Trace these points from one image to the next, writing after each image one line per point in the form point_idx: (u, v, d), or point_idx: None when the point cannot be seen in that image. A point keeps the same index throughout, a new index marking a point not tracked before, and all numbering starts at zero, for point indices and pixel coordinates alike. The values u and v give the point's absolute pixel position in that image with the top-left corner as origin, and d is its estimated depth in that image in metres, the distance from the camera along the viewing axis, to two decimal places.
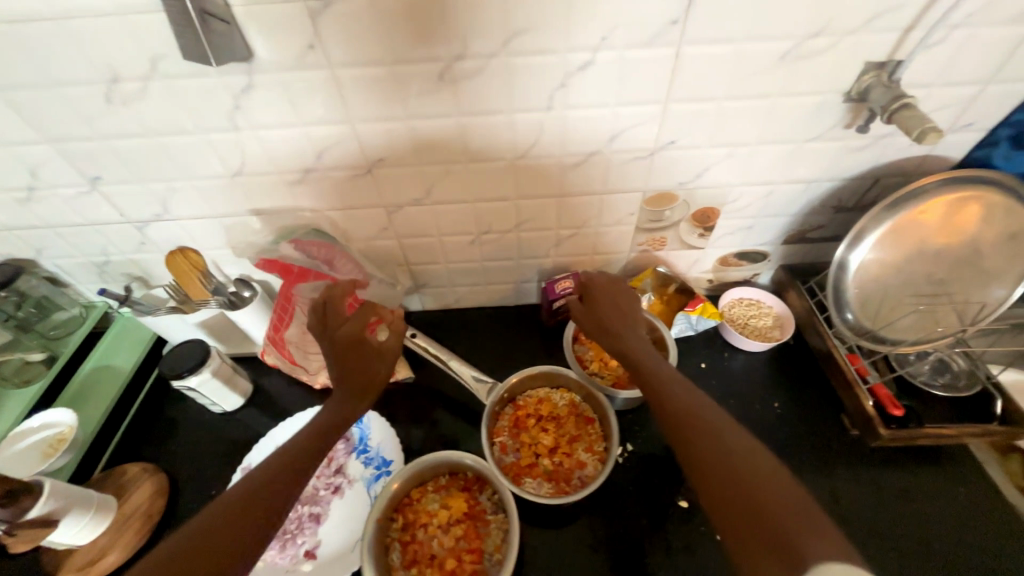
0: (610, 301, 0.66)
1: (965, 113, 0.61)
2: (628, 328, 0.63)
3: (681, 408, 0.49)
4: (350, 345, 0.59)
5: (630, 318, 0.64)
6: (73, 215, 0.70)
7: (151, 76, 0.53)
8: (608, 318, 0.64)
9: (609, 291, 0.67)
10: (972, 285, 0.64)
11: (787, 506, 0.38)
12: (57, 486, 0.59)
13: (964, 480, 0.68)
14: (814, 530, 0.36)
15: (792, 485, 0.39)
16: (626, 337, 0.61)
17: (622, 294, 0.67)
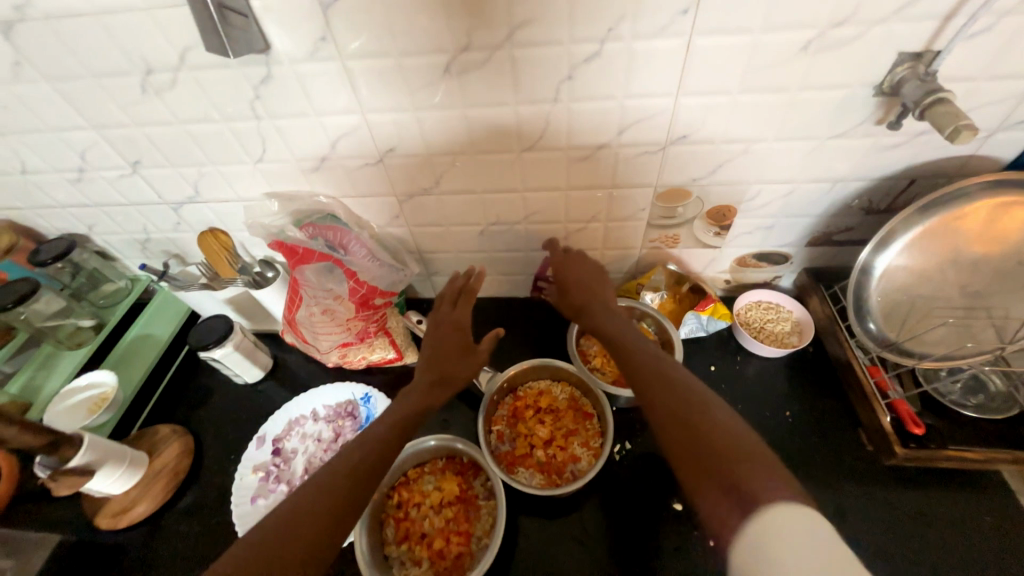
0: (582, 275, 0.71)
1: (1019, 109, 0.55)
2: (603, 307, 0.66)
3: (644, 366, 0.53)
4: (452, 339, 0.66)
5: (604, 296, 0.68)
6: (118, 196, 0.76)
7: (179, 68, 0.57)
8: (591, 303, 0.67)
9: (581, 264, 0.73)
10: (1016, 298, 0.59)
11: (729, 440, 0.42)
12: (95, 441, 0.66)
13: (992, 508, 0.63)
14: (754, 461, 0.40)
15: (737, 427, 0.43)
16: (601, 315, 0.65)
17: (598, 274, 0.72)
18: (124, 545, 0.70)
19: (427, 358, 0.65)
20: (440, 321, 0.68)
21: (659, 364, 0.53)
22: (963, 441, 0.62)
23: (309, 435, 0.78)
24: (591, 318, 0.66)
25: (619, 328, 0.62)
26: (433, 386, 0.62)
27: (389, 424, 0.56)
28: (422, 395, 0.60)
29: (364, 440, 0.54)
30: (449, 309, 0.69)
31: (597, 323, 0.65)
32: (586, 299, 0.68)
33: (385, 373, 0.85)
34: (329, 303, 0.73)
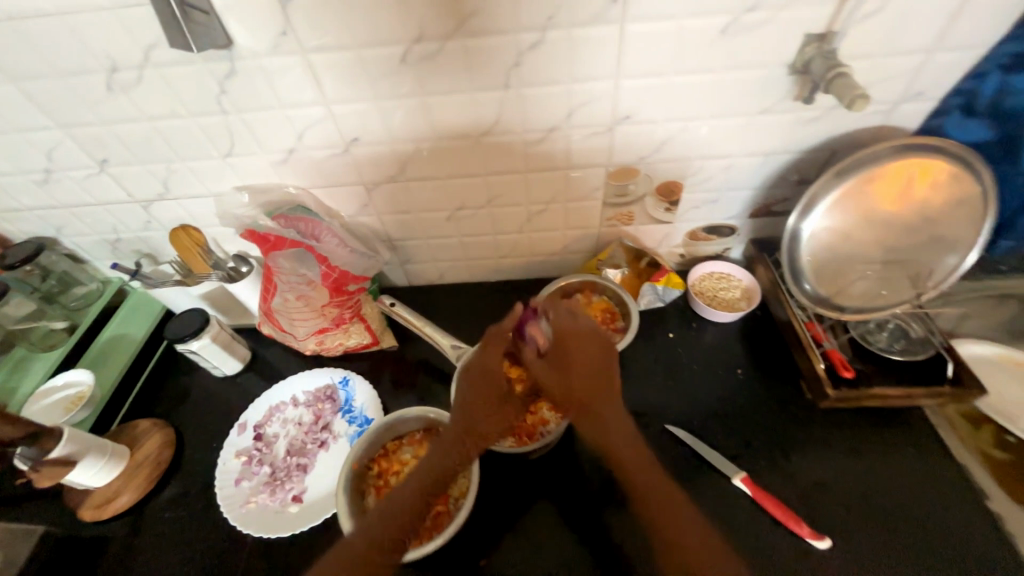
0: (589, 355, 0.65)
1: (915, 82, 0.63)
2: (608, 408, 0.63)
3: (637, 452, 0.61)
4: (480, 399, 0.65)
5: (610, 391, 0.64)
6: (86, 196, 0.77)
7: (144, 65, 0.59)
8: (600, 410, 0.63)
9: (590, 343, 0.65)
10: (930, 253, 0.68)
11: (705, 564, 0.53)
12: (75, 432, 0.68)
13: (917, 442, 0.71)
14: None
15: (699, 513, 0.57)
16: (607, 420, 0.62)
17: (604, 363, 0.65)
18: (109, 534, 0.72)
19: (461, 408, 0.65)
20: (474, 376, 0.66)
21: (662, 485, 0.59)
22: (886, 381, 0.69)
23: (290, 420, 0.80)
24: (598, 416, 0.63)
25: (625, 433, 0.62)
26: (458, 441, 0.63)
27: (416, 486, 0.61)
28: (448, 449, 0.63)
29: (397, 499, 0.60)
30: (484, 360, 0.66)
31: (604, 429, 0.62)
32: (594, 402, 0.63)
33: (363, 358, 0.88)
34: (303, 289, 0.77)
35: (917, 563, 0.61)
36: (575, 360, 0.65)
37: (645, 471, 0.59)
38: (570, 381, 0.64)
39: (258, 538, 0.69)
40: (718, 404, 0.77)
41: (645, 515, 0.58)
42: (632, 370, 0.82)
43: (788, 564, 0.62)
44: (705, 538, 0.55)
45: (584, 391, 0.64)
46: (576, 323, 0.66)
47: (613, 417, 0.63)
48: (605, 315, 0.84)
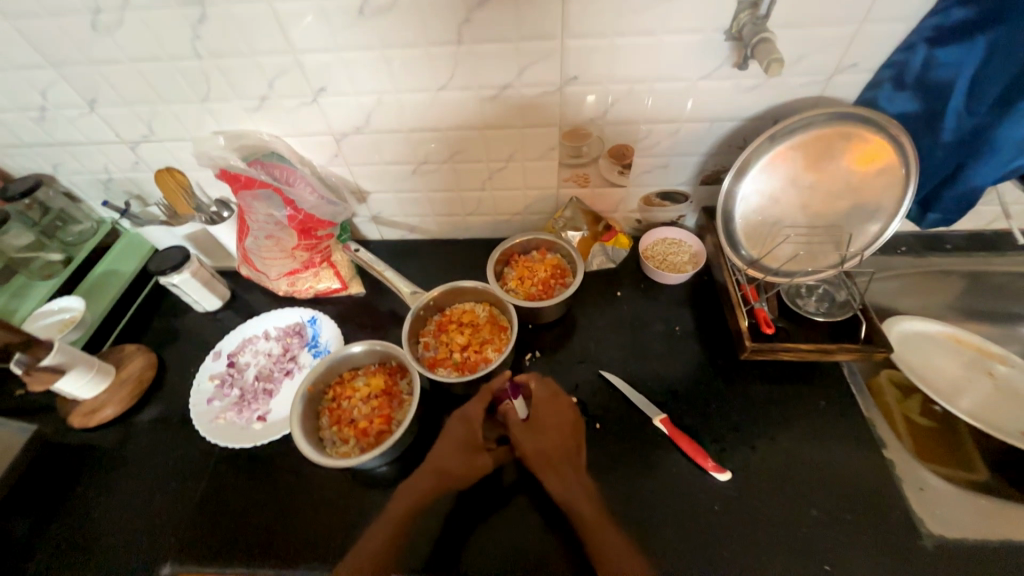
0: (558, 423, 0.71)
1: (848, 53, 0.66)
2: (572, 475, 0.66)
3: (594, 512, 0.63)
4: (453, 450, 0.70)
5: (576, 460, 0.68)
6: (79, 135, 0.83)
7: (124, 7, 0.65)
8: (563, 474, 0.66)
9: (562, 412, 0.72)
10: (857, 221, 0.74)
11: None
12: (65, 346, 0.76)
13: (829, 397, 0.76)
14: None
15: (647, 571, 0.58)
16: (570, 483, 0.65)
17: (571, 435, 0.70)
18: (96, 438, 0.81)
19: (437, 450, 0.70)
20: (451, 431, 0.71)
21: (618, 549, 0.59)
22: (803, 339, 0.75)
23: (261, 351, 0.88)
24: (564, 481, 0.65)
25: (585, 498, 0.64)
26: (424, 479, 0.68)
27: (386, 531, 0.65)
28: (416, 495, 0.67)
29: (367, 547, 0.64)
30: (460, 416, 0.72)
31: (567, 488, 0.64)
32: (559, 464, 0.67)
33: (332, 302, 0.95)
34: (273, 230, 0.84)
35: (806, 496, 0.67)
36: (546, 425, 0.70)
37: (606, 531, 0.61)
38: (539, 448, 0.68)
39: (225, 448, 0.78)
40: (654, 356, 0.83)
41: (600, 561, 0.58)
42: (578, 323, 0.88)
43: (691, 490, 0.68)
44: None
45: (550, 455, 0.67)
46: (543, 394, 0.73)
47: (577, 481, 0.66)
48: (556, 271, 0.89)
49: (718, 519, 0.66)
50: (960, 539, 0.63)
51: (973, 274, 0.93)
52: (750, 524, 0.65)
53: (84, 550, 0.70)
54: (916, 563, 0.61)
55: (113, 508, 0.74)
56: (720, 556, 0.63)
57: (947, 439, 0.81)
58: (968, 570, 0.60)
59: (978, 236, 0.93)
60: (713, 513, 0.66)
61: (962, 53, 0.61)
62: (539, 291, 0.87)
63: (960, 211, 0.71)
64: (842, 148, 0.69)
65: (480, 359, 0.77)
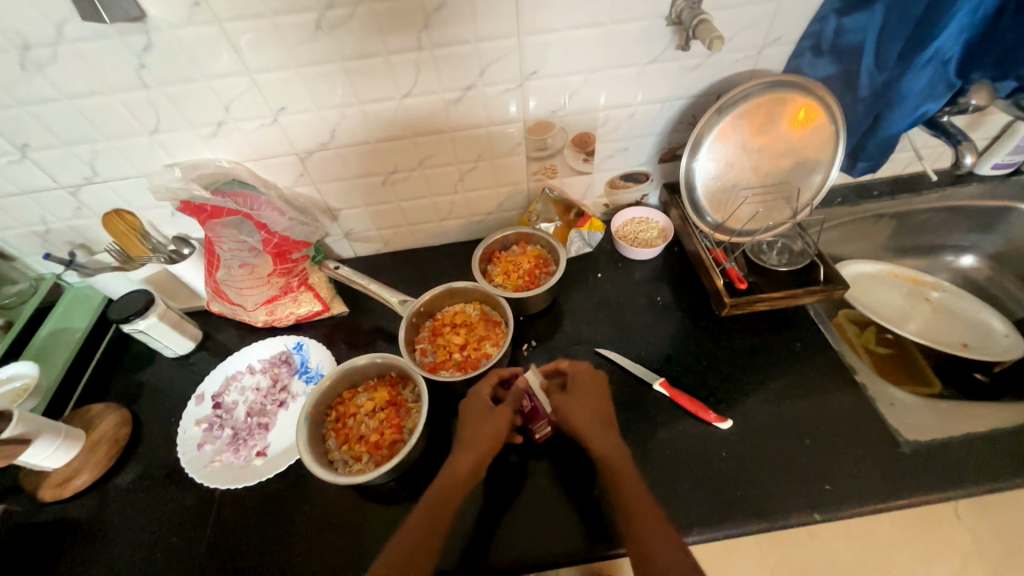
0: (585, 392, 0.70)
1: (772, 29, 0.73)
2: (602, 429, 0.66)
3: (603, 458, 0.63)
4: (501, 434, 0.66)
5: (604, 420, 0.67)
6: (10, 185, 0.76)
7: (57, 41, 0.61)
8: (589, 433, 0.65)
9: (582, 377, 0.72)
10: (802, 174, 0.82)
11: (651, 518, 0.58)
12: (25, 414, 0.69)
13: (802, 337, 0.84)
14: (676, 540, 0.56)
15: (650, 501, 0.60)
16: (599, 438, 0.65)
17: (600, 397, 0.70)
18: (72, 511, 0.73)
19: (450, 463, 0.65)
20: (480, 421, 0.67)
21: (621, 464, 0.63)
22: (772, 288, 0.82)
23: (248, 386, 0.84)
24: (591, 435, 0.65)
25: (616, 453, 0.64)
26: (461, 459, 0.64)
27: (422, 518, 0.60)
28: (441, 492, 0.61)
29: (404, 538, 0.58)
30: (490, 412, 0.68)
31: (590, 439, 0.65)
32: (588, 421, 0.66)
33: (315, 326, 0.92)
34: (246, 257, 0.81)
35: (797, 429, 0.73)
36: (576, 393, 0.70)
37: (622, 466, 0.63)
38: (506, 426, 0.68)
39: (226, 493, 0.73)
40: (642, 328, 0.87)
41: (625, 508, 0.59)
42: (567, 308, 0.91)
43: (699, 443, 0.72)
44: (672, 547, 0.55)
45: (585, 419, 0.66)
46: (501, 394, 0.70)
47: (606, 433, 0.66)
48: (539, 261, 0.91)
49: (727, 464, 0.70)
50: (934, 440, 0.71)
51: (901, 214, 1.04)
52: (757, 463, 0.70)
53: None
54: (901, 468, 0.69)
55: None
56: (736, 497, 0.67)
57: (905, 362, 0.92)
58: (944, 465, 0.68)
59: (899, 180, 1.05)
60: (722, 460, 0.71)
61: (866, 19, 0.70)
62: (526, 281, 0.89)
63: (882, 157, 0.80)
64: (781, 111, 0.76)
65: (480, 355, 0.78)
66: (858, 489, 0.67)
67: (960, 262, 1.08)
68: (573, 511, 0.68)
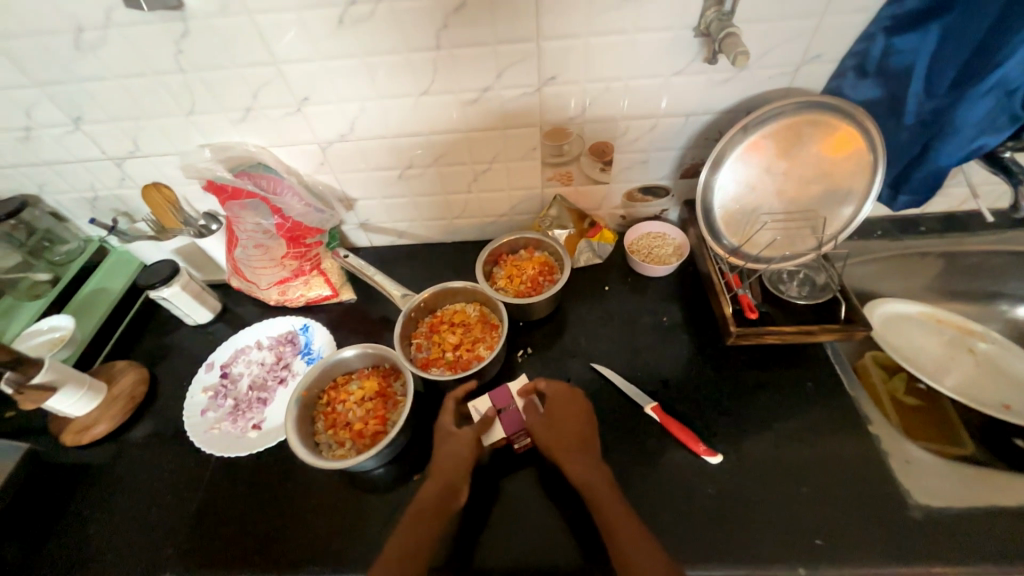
0: (565, 411, 0.70)
1: (812, 45, 0.69)
2: (580, 452, 0.66)
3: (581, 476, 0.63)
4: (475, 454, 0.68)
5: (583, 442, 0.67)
6: (64, 153, 0.83)
7: (107, 25, 0.66)
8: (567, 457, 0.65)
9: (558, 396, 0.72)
10: (832, 204, 0.77)
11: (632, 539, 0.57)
12: (55, 363, 0.76)
13: (814, 376, 0.78)
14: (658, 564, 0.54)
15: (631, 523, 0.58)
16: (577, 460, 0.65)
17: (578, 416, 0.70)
18: (88, 457, 0.80)
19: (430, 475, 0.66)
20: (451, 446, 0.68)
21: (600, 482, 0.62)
22: (786, 321, 0.78)
23: (254, 361, 0.89)
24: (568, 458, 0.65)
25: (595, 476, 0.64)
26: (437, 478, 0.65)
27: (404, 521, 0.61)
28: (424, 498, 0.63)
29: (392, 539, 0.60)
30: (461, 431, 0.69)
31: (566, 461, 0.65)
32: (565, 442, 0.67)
33: (323, 309, 0.95)
34: (261, 239, 0.85)
35: (794, 474, 0.69)
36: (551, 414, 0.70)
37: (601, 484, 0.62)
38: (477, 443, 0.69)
39: (221, 459, 0.78)
40: (643, 348, 0.84)
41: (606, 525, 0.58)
42: (568, 319, 0.90)
43: (685, 475, 0.69)
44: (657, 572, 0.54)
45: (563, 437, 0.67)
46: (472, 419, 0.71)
47: (584, 454, 0.66)
48: (544, 268, 0.90)
49: (712, 501, 0.67)
50: (947, 508, 0.64)
51: (948, 254, 0.95)
52: (744, 504, 0.67)
53: (79, 568, 0.69)
54: (906, 532, 0.63)
55: (108, 524, 0.73)
56: (715, 536, 0.64)
57: (935, 416, 0.84)
58: (956, 537, 0.62)
59: (951, 217, 0.96)
60: (708, 495, 0.68)
61: (917, 41, 0.64)
62: (529, 288, 0.88)
63: (928, 191, 0.73)
64: (813, 134, 0.72)
65: (472, 356, 0.78)
66: (853, 549, 0.62)
67: (1014, 311, 0.97)
68: (545, 524, 0.67)
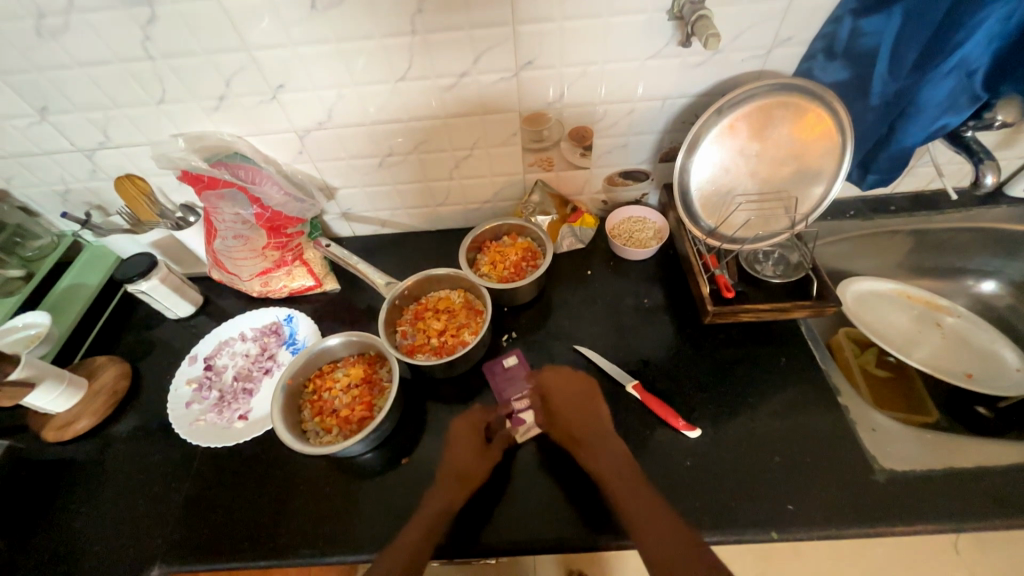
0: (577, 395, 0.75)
1: (782, 28, 0.70)
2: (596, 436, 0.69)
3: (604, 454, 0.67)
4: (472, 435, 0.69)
5: (599, 427, 0.70)
6: (31, 145, 0.81)
7: (68, 11, 0.64)
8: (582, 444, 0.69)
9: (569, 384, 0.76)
10: (804, 185, 0.80)
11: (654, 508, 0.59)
12: (32, 359, 0.75)
13: (787, 352, 0.81)
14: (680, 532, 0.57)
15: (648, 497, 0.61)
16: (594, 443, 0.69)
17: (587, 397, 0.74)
18: (72, 452, 0.80)
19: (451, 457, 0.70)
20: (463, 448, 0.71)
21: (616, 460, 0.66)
22: (761, 299, 0.80)
23: (238, 353, 0.89)
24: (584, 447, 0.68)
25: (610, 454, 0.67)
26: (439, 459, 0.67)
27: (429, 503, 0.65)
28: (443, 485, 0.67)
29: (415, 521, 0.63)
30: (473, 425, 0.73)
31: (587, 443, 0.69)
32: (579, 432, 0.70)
33: (307, 300, 0.95)
34: (241, 230, 0.85)
35: (768, 445, 0.72)
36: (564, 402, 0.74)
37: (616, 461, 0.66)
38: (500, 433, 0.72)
39: (208, 450, 0.78)
40: (625, 329, 0.86)
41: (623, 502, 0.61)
42: (552, 303, 0.91)
43: (665, 450, 0.72)
44: (677, 544, 0.56)
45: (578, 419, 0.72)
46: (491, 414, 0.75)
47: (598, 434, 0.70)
48: (527, 253, 0.91)
49: (689, 474, 0.70)
50: (908, 471, 0.68)
51: (917, 232, 0.98)
52: (720, 475, 0.69)
53: (68, 561, 0.70)
54: (871, 495, 0.67)
55: (94, 519, 0.73)
56: (693, 506, 0.67)
57: (903, 387, 0.88)
58: (916, 498, 0.66)
59: (920, 196, 0.99)
60: (686, 468, 0.70)
61: (882, 23, 0.65)
62: (512, 273, 0.89)
63: (894, 172, 0.76)
64: (783, 117, 0.74)
65: (456, 341, 0.79)
66: (822, 512, 0.66)
67: (979, 286, 1.02)
68: (528, 501, 0.69)
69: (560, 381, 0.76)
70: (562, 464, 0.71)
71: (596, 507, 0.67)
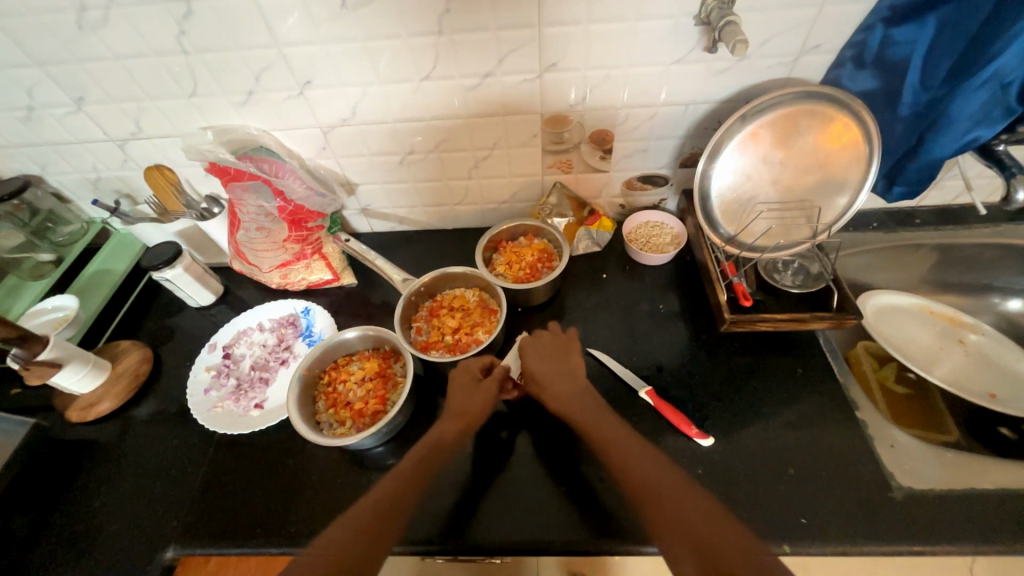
0: (566, 361, 0.72)
1: (811, 35, 0.69)
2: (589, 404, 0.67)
3: (598, 424, 0.64)
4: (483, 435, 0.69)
5: (589, 394, 0.68)
6: (66, 133, 0.83)
7: (109, 4, 0.66)
8: (578, 416, 0.65)
9: (555, 343, 0.75)
10: (827, 195, 0.79)
11: (657, 476, 0.57)
12: (61, 340, 0.77)
13: (804, 364, 0.80)
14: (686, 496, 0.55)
15: (650, 465, 0.58)
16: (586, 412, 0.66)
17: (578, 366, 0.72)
18: (94, 433, 0.82)
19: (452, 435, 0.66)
20: (466, 394, 0.69)
21: (616, 432, 0.63)
22: (778, 309, 0.79)
23: (256, 342, 0.90)
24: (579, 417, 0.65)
25: (605, 421, 0.64)
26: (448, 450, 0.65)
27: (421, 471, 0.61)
28: (431, 457, 0.63)
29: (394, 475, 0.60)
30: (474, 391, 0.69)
31: (578, 413, 0.66)
32: (561, 391, 0.68)
33: (324, 293, 0.97)
34: (264, 222, 0.86)
35: (782, 457, 0.71)
36: (550, 357, 0.73)
37: (613, 432, 0.63)
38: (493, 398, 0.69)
39: (224, 437, 0.79)
40: (638, 334, 0.86)
41: (624, 476, 0.58)
42: (566, 305, 0.91)
43: (676, 456, 0.71)
44: (683, 506, 0.53)
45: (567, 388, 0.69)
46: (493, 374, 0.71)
47: (588, 402, 0.67)
48: (543, 254, 0.91)
49: (700, 482, 0.69)
50: (928, 490, 0.67)
51: (942, 246, 0.96)
52: (732, 485, 0.69)
53: (87, 538, 0.72)
54: (888, 511, 0.65)
55: (113, 499, 0.75)
56: None
57: (923, 405, 0.86)
58: (935, 518, 0.64)
59: (946, 210, 0.97)
60: (697, 476, 0.70)
61: (915, 31, 0.65)
62: (527, 273, 0.89)
63: (922, 183, 0.74)
64: (809, 125, 0.74)
65: (470, 339, 0.80)
66: (837, 527, 0.64)
67: (1005, 304, 0.99)
68: (537, 502, 0.68)
69: (552, 344, 0.75)
70: (572, 465, 0.71)
71: (603, 509, 0.67)
